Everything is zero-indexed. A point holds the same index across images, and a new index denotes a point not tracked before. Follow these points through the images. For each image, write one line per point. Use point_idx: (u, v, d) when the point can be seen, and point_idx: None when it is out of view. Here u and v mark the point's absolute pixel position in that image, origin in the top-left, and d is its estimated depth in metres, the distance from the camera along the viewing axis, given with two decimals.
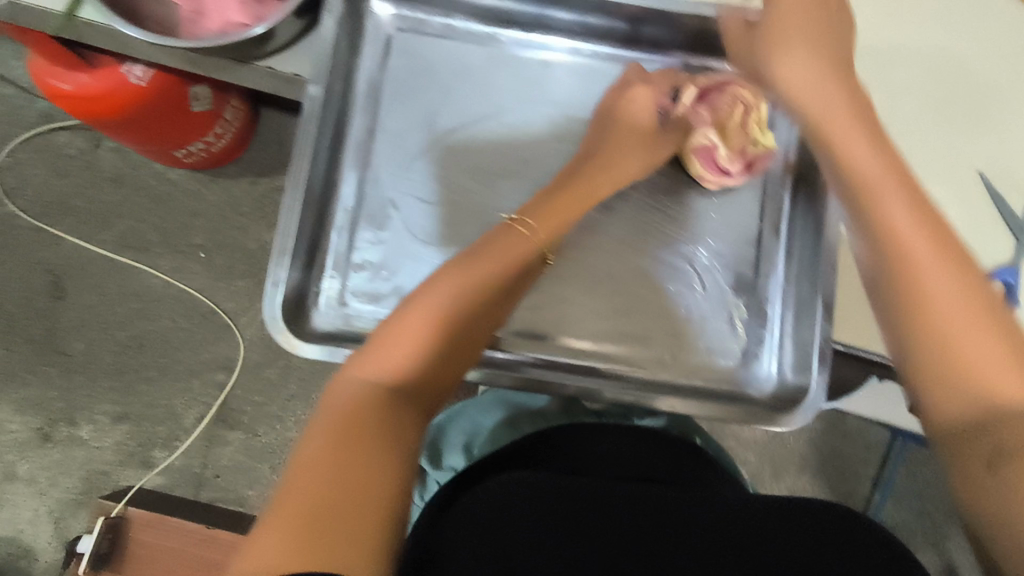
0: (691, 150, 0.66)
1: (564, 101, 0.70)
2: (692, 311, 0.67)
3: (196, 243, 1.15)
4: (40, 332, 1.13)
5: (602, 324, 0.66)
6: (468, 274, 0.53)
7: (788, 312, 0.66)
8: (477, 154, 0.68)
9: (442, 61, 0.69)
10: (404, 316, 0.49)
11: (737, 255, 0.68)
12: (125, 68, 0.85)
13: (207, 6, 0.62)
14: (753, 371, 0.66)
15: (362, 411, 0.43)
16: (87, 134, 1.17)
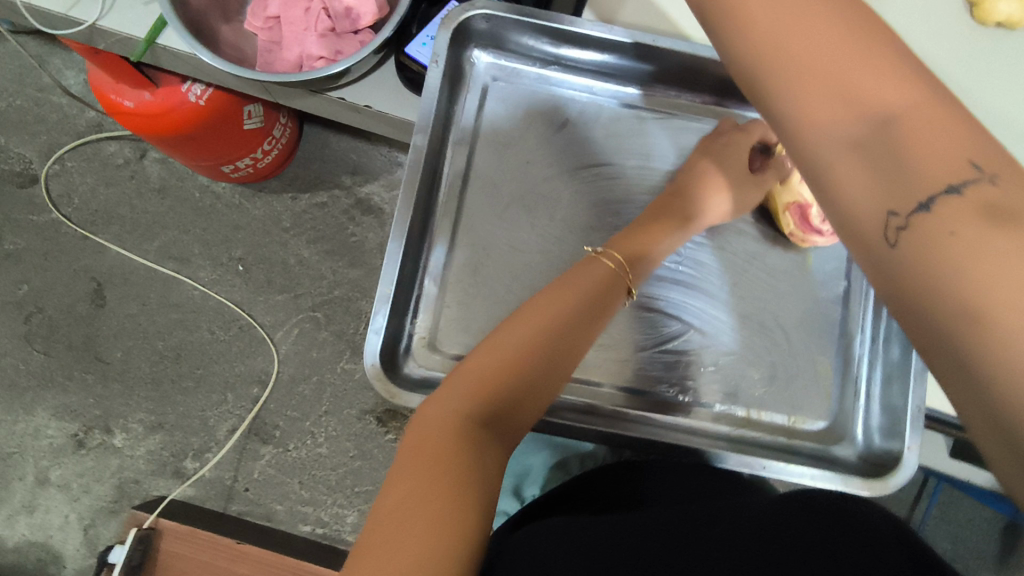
0: (783, 205, 0.62)
1: (659, 155, 0.67)
2: (784, 372, 0.62)
3: (237, 256, 1.16)
4: (80, 338, 1.14)
5: (677, 373, 0.62)
6: (554, 304, 0.50)
7: (878, 372, 0.62)
8: (570, 209, 0.65)
9: (538, 112, 0.67)
10: (494, 349, 0.48)
11: (826, 313, 0.64)
12: (185, 86, 0.86)
13: (286, 39, 0.63)
14: (844, 438, 0.61)
15: (447, 439, 0.42)
16: (135, 144, 1.19)
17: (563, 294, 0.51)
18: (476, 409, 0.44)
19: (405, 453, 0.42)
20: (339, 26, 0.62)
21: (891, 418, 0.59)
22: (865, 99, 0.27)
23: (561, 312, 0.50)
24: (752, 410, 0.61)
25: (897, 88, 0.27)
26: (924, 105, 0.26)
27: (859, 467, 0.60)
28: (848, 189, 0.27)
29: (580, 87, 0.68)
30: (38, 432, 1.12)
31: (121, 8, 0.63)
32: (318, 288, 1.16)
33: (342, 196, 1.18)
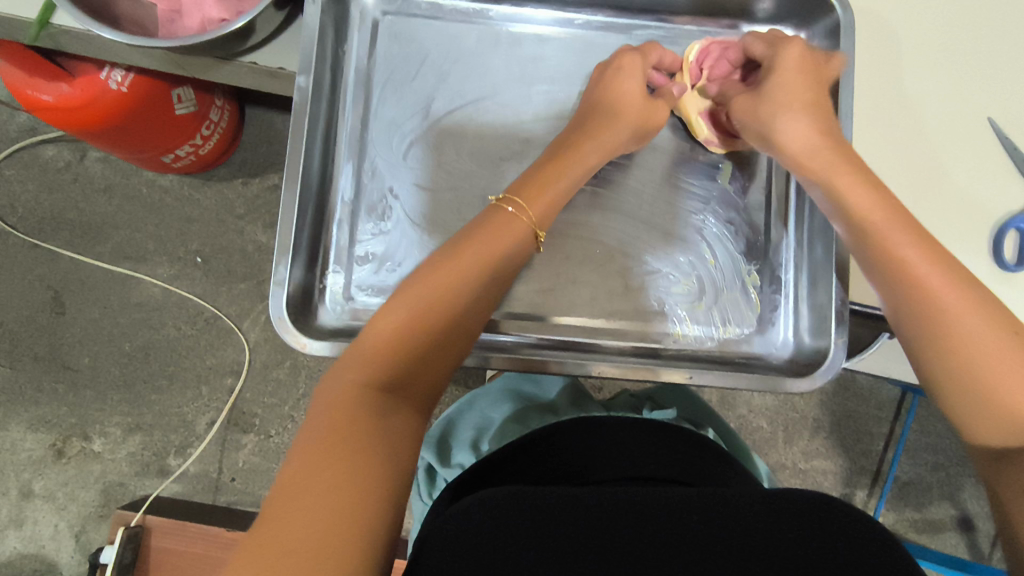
0: (695, 113, 0.66)
1: (560, 77, 0.68)
2: (705, 281, 0.66)
3: (193, 248, 1.14)
4: (45, 348, 1.12)
5: (592, 296, 0.65)
6: (450, 269, 0.51)
7: (803, 274, 0.65)
8: (478, 137, 0.67)
9: (432, 44, 0.68)
10: (392, 310, 0.49)
11: (750, 222, 0.67)
12: (104, 73, 0.83)
13: (185, 4, 0.60)
14: (770, 338, 0.65)
15: (351, 407, 0.44)
16: (74, 145, 1.15)
17: (469, 257, 0.52)
18: (378, 374, 0.46)
19: (315, 420, 0.43)
20: None
21: (817, 316, 0.62)
22: (910, 269, 0.50)
23: (466, 278, 0.51)
24: (680, 323, 0.65)
25: (919, 250, 0.50)
26: (953, 281, 0.48)
27: (794, 368, 0.63)
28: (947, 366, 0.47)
29: (471, 14, 0.69)
30: (15, 447, 1.11)
31: None
32: None
33: None
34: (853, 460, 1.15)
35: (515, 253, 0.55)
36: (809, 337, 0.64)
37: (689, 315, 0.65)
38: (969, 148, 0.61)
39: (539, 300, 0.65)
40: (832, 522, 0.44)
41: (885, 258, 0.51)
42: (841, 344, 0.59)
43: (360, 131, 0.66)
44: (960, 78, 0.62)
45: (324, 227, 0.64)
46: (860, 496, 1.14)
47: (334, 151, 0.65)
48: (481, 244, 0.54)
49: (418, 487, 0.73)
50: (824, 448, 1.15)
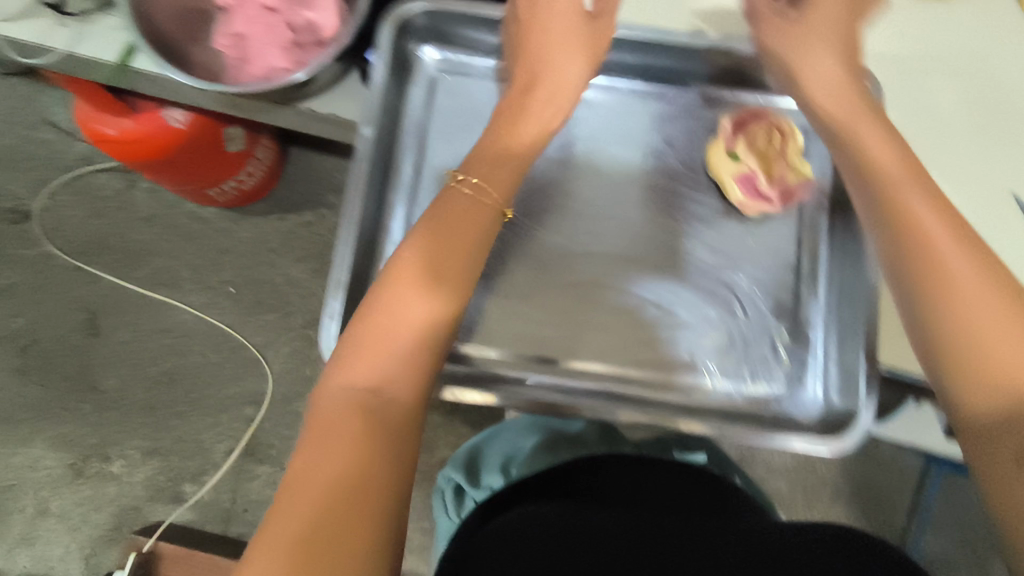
0: (729, 176, 0.65)
1: (603, 134, 0.69)
2: (733, 334, 0.64)
3: (226, 278, 1.18)
4: (75, 368, 1.15)
5: (613, 341, 0.64)
6: (427, 259, 0.48)
7: (832, 337, 0.63)
8: (516, 183, 0.68)
9: (485, 102, 0.72)
10: (382, 316, 0.46)
11: (777, 280, 0.65)
12: (165, 112, 0.89)
13: (251, 53, 0.65)
14: (797, 397, 0.62)
15: (343, 421, 0.42)
16: (123, 175, 1.21)
17: (442, 245, 0.49)
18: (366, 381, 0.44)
19: (307, 435, 0.42)
20: (301, 39, 0.64)
21: (846, 377, 0.60)
22: (940, 271, 0.41)
23: (449, 269, 0.48)
24: (709, 374, 0.63)
25: (954, 247, 0.42)
26: (999, 294, 0.40)
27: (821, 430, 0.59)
28: (948, 338, 0.40)
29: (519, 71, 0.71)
30: (36, 464, 1.13)
31: (90, 33, 0.66)
32: (309, 306, 1.17)
33: (327, 214, 1.20)
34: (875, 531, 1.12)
35: (488, 236, 0.52)
36: (838, 398, 0.60)
37: (716, 367, 0.63)
38: (996, 228, 0.62)
39: (560, 343, 0.64)
40: (849, 541, 0.45)
41: (923, 251, 0.42)
42: (870, 406, 0.56)
43: (416, 178, 0.70)
44: (990, 157, 0.64)
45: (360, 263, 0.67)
46: None
47: (387, 193, 0.69)
48: (457, 230, 0.50)
49: (444, 509, 0.74)
50: (844, 516, 1.12)
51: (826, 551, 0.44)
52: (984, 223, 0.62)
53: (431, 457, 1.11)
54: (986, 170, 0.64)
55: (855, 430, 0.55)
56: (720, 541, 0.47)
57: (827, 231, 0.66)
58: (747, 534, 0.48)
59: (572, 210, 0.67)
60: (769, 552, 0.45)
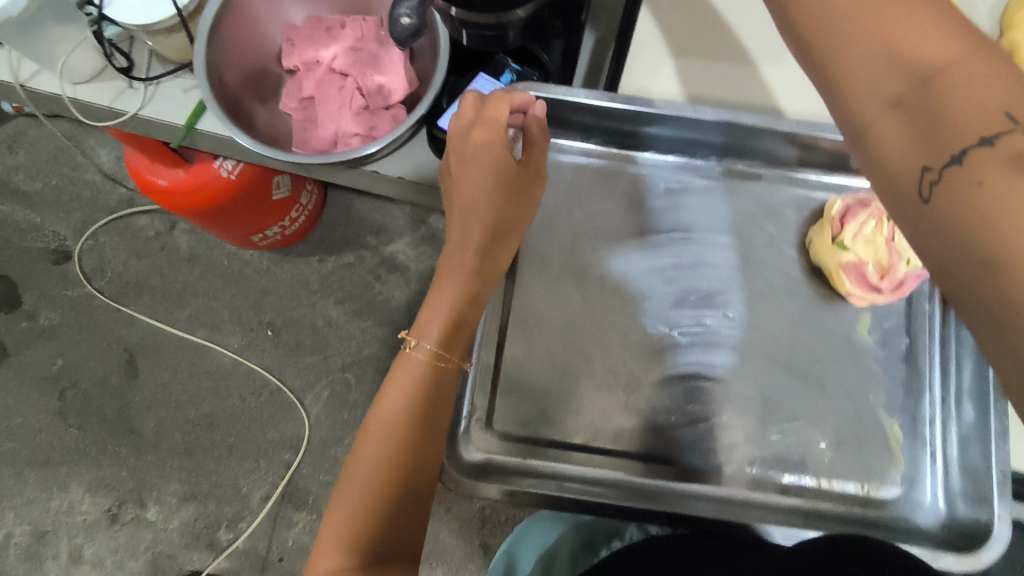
0: (840, 265, 0.60)
1: (707, 220, 0.66)
2: (842, 433, 0.60)
3: (266, 320, 1.17)
4: (113, 410, 1.14)
5: (690, 433, 0.60)
6: (396, 396, 0.51)
7: (951, 436, 0.59)
8: (615, 274, 0.64)
9: (579, 183, 0.67)
10: (353, 475, 0.49)
11: (893, 374, 0.61)
12: (217, 162, 0.88)
13: (320, 117, 0.64)
14: (917, 501, 0.58)
15: None
16: (165, 216, 1.22)
17: (395, 400, 0.51)
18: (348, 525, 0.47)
19: None
20: (372, 103, 0.64)
21: (972, 483, 0.56)
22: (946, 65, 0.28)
23: (404, 408, 0.51)
24: (823, 480, 0.59)
25: (888, 79, 0.30)
26: (951, 27, 0.29)
27: (946, 539, 0.57)
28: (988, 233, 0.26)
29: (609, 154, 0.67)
30: (71, 508, 1.11)
31: (159, 96, 0.66)
32: (348, 349, 1.16)
33: (368, 256, 1.19)
34: None
35: (449, 375, 0.53)
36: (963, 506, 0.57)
37: (833, 474, 0.59)
38: None
39: (668, 444, 0.60)
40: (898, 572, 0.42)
41: (838, 27, 0.31)
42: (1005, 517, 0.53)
43: None
44: None
45: None
46: None
47: None
48: (401, 394, 0.51)
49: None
50: None
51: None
52: None
53: (472, 506, 1.09)
54: None
55: (990, 547, 0.53)
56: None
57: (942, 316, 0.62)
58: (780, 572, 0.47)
59: (672, 298, 0.64)
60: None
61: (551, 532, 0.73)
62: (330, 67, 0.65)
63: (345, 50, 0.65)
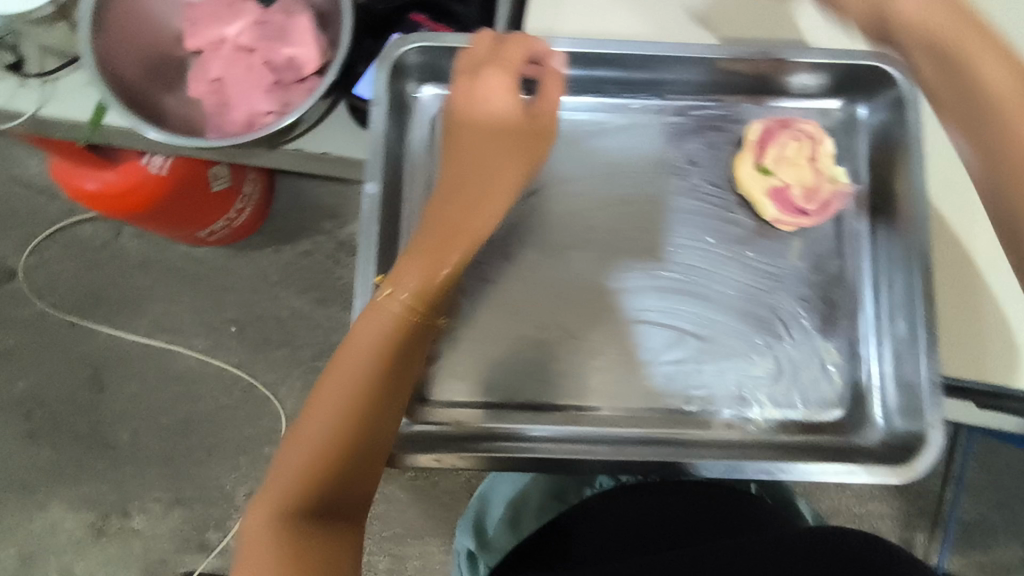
0: (760, 193, 0.64)
1: (624, 161, 0.67)
2: (782, 362, 0.63)
3: (229, 317, 1.15)
4: (85, 426, 1.12)
5: (647, 382, 0.63)
6: (367, 342, 0.48)
7: (886, 350, 0.62)
8: (545, 229, 0.65)
9: None
10: (314, 418, 0.46)
11: (821, 300, 0.64)
12: (144, 158, 0.85)
13: (231, 99, 0.61)
14: (855, 419, 0.62)
15: (270, 537, 0.43)
16: (110, 223, 1.17)
17: (366, 340, 0.48)
18: (309, 466, 0.45)
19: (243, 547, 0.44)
20: (283, 78, 0.61)
21: (906, 397, 0.59)
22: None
23: (371, 355, 0.48)
24: (759, 408, 0.63)
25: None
26: None
27: (884, 452, 0.60)
28: None
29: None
30: (56, 527, 1.10)
31: (58, 94, 0.62)
32: (315, 337, 1.14)
33: (324, 241, 1.17)
34: (913, 502, 1.10)
35: (425, 328, 0.51)
36: (900, 419, 0.60)
37: (770, 399, 0.63)
38: None
39: (617, 390, 0.63)
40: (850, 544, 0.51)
41: None
42: (937, 422, 0.55)
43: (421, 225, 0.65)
44: None
45: None
46: (921, 540, 1.09)
47: None
48: (375, 338, 0.48)
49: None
50: (878, 490, 1.11)
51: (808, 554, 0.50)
52: None
53: (457, 477, 1.09)
54: None
55: (923, 456, 0.55)
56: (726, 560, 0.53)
57: (869, 235, 0.65)
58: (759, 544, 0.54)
59: (599, 246, 0.65)
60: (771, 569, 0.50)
61: (519, 480, 0.74)
62: (236, 44, 0.62)
63: (250, 24, 0.62)
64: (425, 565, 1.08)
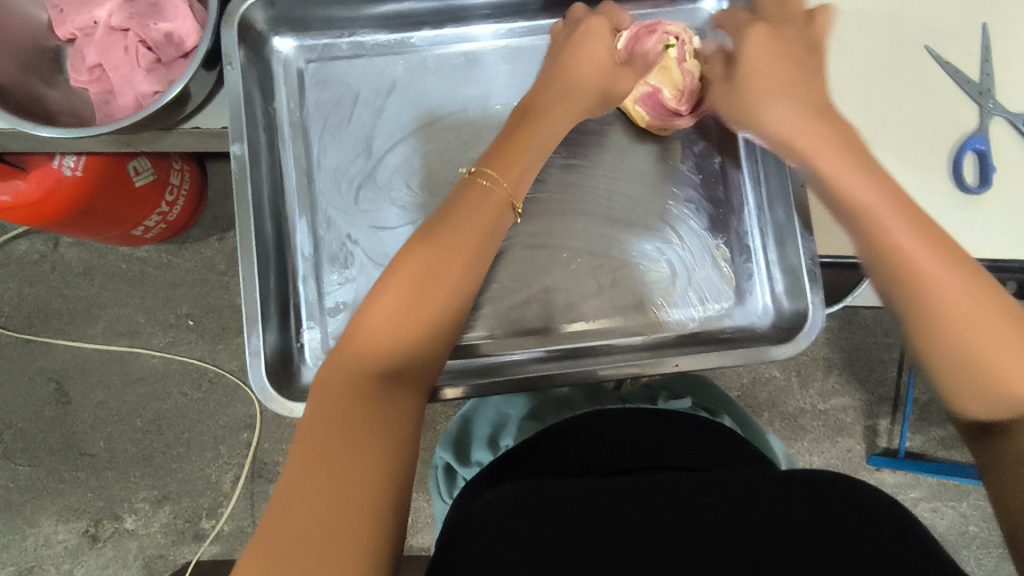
0: (634, 101, 0.66)
1: (497, 89, 0.68)
2: (675, 264, 0.67)
3: (183, 312, 1.14)
4: (59, 439, 1.13)
5: (597, 297, 0.66)
6: (464, 221, 0.54)
7: (770, 239, 0.66)
8: (428, 171, 0.67)
9: (360, 82, 0.68)
10: (386, 292, 0.50)
11: (706, 197, 0.68)
12: (56, 162, 0.82)
13: (115, 84, 0.59)
14: (749, 307, 0.66)
15: (344, 393, 0.45)
16: (44, 235, 1.15)
17: (446, 230, 0.53)
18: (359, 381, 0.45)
19: (310, 411, 0.44)
20: (163, 55, 0.59)
21: (792, 279, 0.63)
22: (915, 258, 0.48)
23: (456, 239, 0.53)
24: (660, 308, 0.66)
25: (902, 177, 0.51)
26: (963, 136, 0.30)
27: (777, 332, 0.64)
28: None
29: (392, 47, 0.69)
30: (50, 540, 1.12)
31: None
32: None
33: None
34: (873, 391, 1.15)
35: (498, 216, 0.56)
36: (789, 302, 0.64)
37: (667, 301, 0.66)
38: (916, 86, 0.63)
39: (521, 316, 0.65)
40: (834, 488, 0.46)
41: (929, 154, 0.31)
42: (817, 302, 0.60)
43: (308, 184, 0.66)
44: (894, 23, 0.65)
45: (292, 283, 0.65)
46: (884, 425, 1.15)
47: (284, 211, 0.65)
48: (465, 219, 0.54)
49: (438, 487, 0.74)
50: (839, 385, 1.15)
51: (799, 501, 0.45)
52: (903, 86, 0.63)
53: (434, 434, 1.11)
54: (893, 39, 0.64)
55: (806, 332, 0.59)
56: (713, 494, 0.46)
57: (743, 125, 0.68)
58: (743, 481, 0.47)
59: None
60: (764, 513, 0.44)
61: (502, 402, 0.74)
62: (110, 26, 0.60)
63: (120, 3, 0.59)
64: (416, 520, 1.09)
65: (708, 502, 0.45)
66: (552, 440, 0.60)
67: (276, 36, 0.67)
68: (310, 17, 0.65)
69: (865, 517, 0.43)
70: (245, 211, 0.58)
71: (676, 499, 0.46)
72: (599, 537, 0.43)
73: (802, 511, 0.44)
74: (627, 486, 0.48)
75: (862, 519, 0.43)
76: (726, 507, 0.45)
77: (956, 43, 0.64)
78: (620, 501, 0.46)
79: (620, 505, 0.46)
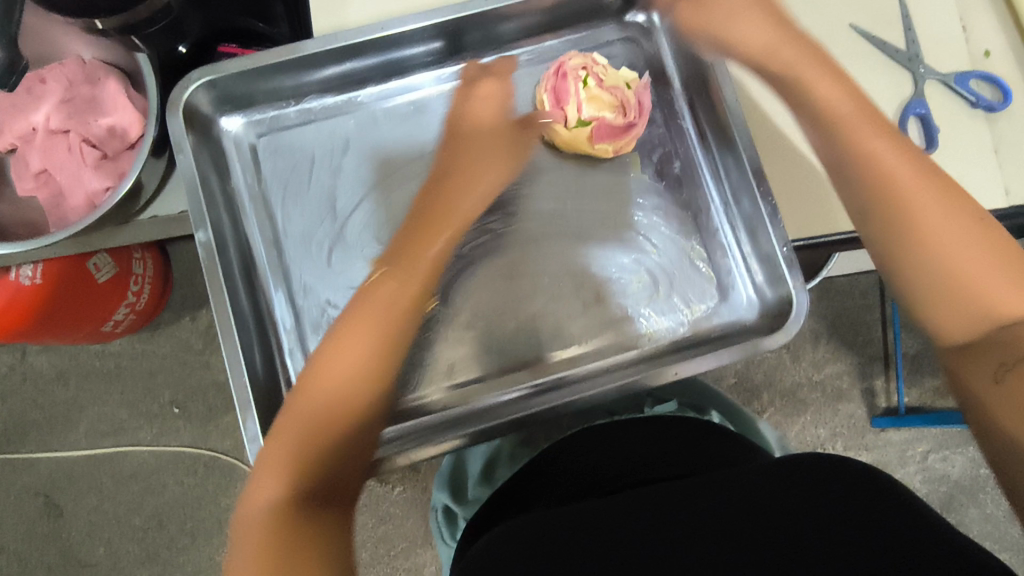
0: (589, 138, 0.66)
1: None
2: (654, 271, 0.67)
3: (167, 400, 1.11)
4: (57, 554, 1.08)
5: (584, 317, 0.66)
6: (372, 321, 0.54)
7: (741, 231, 0.67)
8: (395, 223, 0.67)
9: (315, 148, 0.68)
10: (303, 407, 0.50)
11: (670, 201, 0.69)
12: (12, 273, 0.79)
13: (63, 186, 0.58)
14: (733, 300, 0.67)
15: (268, 528, 0.44)
16: (10, 347, 1.11)
17: (353, 335, 0.53)
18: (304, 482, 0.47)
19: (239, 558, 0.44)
20: (110, 150, 0.58)
21: (769, 266, 0.64)
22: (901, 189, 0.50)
23: (370, 338, 0.53)
24: (646, 320, 0.66)
25: (860, 159, 0.52)
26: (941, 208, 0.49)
27: (763, 320, 0.65)
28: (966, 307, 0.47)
29: (337, 108, 0.69)
30: None
31: None
32: None
33: None
34: (863, 354, 1.17)
35: (411, 309, 0.57)
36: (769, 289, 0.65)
37: (652, 309, 0.67)
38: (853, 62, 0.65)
39: (513, 349, 0.65)
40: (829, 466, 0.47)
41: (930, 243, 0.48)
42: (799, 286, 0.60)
43: (278, 256, 0.66)
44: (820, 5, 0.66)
45: (278, 358, 0.64)
46: (881, 385, 1.16)
47: (258, 287, 0.64)
48: (372, 318, 0.54)
49: (440, 533, 0.71)
50: (830, 353, 1.17)
51: (801, 484, 0.45)
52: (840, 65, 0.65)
53: None
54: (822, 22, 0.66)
55: (793, 317, 0.60)
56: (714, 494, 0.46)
57: (693, 127, 0.70)
58: (742, 475, 0.48)
59: None
60: (770, 502, 0.44)
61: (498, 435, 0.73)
62: (49, 129, 0.58)
63: (57, 105, 0.58)
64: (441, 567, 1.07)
65: (709, 502, 0.46)
66: (546, 465, 0.60)
67: (224, 116, 0.66)
68: (256, 93, 0.65)
69: (869, 491, 0.44)
70: (218, 294, 0.57)
71: (681, 504, 0.46)
72: (620, 550, 0.43)
73: (808, 494, 0.44)
74: (630, 500, 0.48)
75: (869, 493, 0.43)
76: (736, 505, 0.45)
77: (883, 16, 0.66)
78: (627, 514, 0.46)
79: (628, 519, 0.46)
